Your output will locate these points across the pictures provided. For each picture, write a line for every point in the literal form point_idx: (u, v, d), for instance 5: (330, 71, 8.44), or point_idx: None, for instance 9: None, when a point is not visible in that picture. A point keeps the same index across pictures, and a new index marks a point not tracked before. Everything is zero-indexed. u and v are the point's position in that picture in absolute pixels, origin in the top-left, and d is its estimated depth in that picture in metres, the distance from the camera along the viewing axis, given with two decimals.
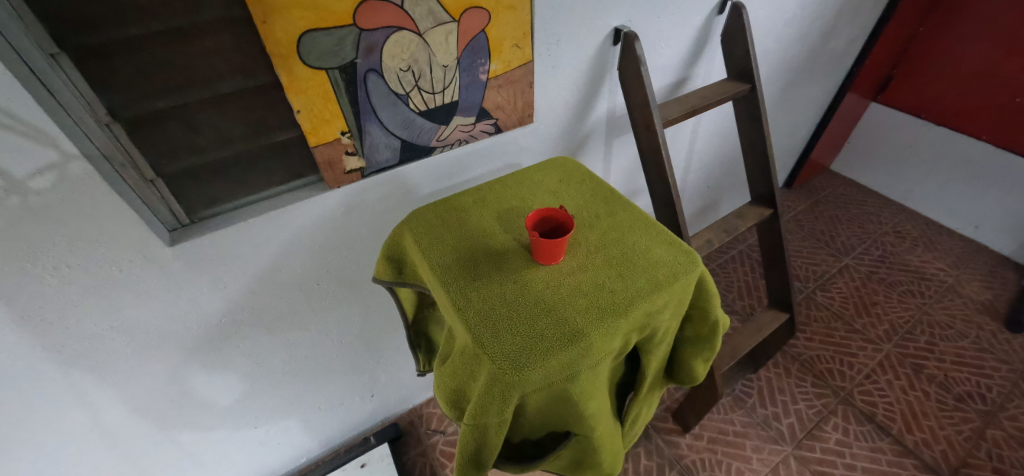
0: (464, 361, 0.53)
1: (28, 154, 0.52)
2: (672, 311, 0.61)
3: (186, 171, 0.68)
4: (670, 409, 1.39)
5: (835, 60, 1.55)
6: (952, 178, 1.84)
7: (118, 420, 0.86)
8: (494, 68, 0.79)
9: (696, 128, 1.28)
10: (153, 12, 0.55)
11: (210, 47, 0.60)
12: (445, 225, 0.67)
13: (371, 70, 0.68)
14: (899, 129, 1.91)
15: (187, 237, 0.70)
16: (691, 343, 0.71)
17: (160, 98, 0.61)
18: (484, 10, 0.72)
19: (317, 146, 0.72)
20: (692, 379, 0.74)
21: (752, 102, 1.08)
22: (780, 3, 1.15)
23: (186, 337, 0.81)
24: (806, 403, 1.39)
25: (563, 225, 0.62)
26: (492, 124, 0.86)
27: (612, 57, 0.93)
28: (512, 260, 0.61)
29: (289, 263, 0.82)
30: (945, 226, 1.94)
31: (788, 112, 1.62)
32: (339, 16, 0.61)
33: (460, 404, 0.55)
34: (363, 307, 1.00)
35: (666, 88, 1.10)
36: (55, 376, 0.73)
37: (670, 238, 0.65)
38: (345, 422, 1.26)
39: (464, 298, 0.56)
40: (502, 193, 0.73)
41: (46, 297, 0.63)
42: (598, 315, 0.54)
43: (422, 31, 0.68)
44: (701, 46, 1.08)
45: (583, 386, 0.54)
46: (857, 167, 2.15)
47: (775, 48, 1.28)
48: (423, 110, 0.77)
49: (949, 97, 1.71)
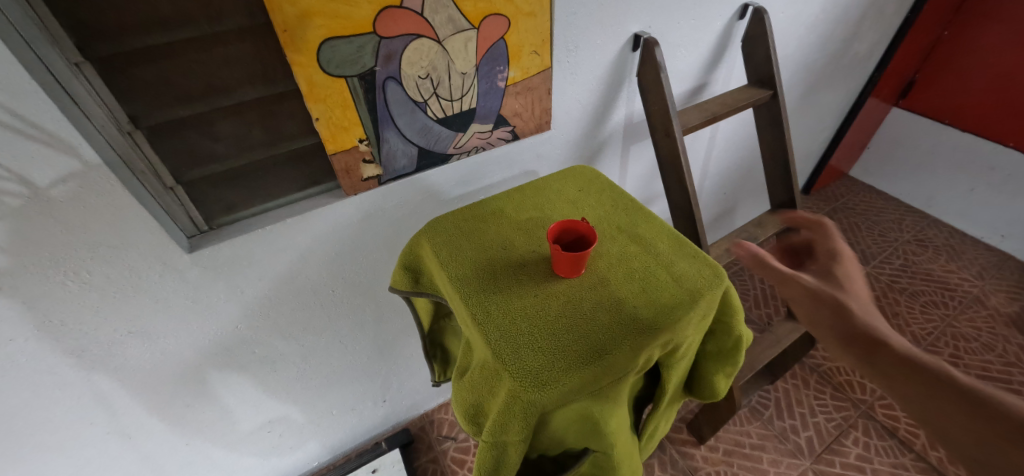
0: (484, 377, 0.52)
1: (49, 161, 0.52)
2: (695, 327, 0.60)
3: (205, 178, 0.69)
4: (685, 420, 1.37)
5: (857, 65, 1.51)
6: (977, 186, 1.79)
7: (135, 422, 0.86)
8: (513, 75, 0.78)
9: (714, 135, 1.26)
10: (175, 21, 0.55)
11: (230, 55, 0.60)
12: (463, 235, 0.66)
13: (390, 78, 0.67)
14: (921, 135, 1.86)
15: (205, 244, 0.70)
16: (713, 358, 0.69)
17: (181, 106, 0.61)
18: (504, 17, 0.71)
19: (335, 154, 0.71)
20: (713, 394, 0.72)
21: (773, 108, 1.06)
22: (803, 7, 1.13)
23: (202, 343, 0.81)
24: (825, 416, 1.36)
25: (588, 239, 0.60)
26: (509, 131, 0.85)
27: (631, 63, 0.91)
28: (532, 272, 0.60)
29: (304, 270, 0.82)
30: (969, 234, 1.89)
31: (807, 117, 1.59)
32: (359, 24, 0.60)
33: (479, 420, 0.54)
34: (377, 314, 1.00)
35: (685, 94, 1.08)
36: (72, 380, 0.73)
37: (694, 250, 0.63)
38: (356, 427, 1.26)
39: (484, 311, 0.55)
40: (521, 202, 0.72)
41: (66, 303, 0.64)
42: (621, 332, 0.53)
43: (441, 38, 0.67)
44: (722, 51, 1.06)
45: (604, 404, 0.53)
46: (878, 174, 2.10)
47: (796, 53, 1.26)
48: (441, 117, 0.76)
49: (975, 101, 1.67)
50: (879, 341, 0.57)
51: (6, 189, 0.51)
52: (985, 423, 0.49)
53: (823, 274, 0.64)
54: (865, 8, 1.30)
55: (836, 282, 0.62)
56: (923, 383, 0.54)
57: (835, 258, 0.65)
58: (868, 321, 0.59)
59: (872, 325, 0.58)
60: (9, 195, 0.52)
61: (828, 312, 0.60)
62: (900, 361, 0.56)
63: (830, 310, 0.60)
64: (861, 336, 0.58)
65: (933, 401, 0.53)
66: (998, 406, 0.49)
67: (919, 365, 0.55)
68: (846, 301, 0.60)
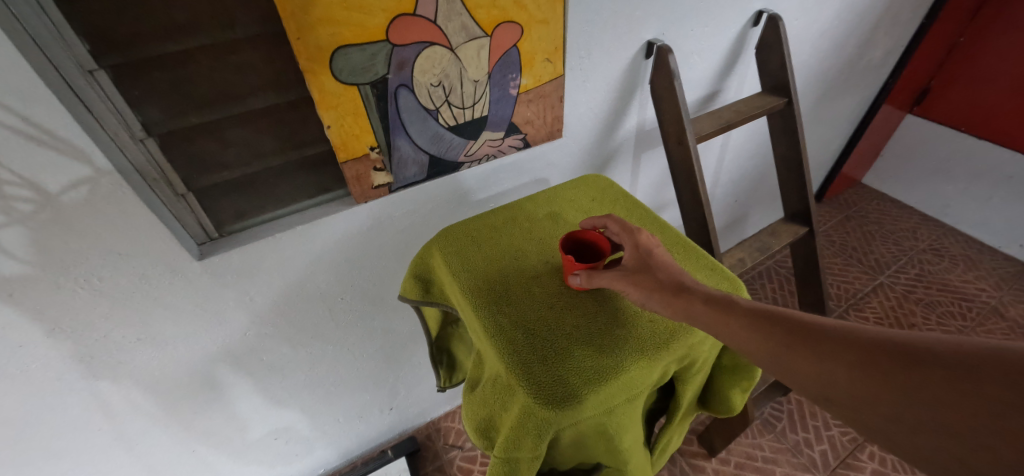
0: (496, 391, 0.51)
1: (60, 167, 0.51)
2: (712, 342, 0.58)
3: (216, 185, 0.68)
4: (695, 432, 1.34)
5: (871, 71, 1.49)
6: (995, 195, 1.75)
7: (140, 429, 0.86)
8: (525, 82, 0.77)
9: (726, 143, 1.25)
10: (190, 28, 0.55)
11: (243, 62, 0.60)
12: (475, 244, 0.65)
13: (402, 85, 0.67)
14: (937, 143, 1.83)
15: (215, 251, 0.69)
16: (728, 372, 0.68)
17: (194, 114, 0.61)
18: (517, 25, 0.70)
19: (346, 161, 0.71)
20: (728, 409, 0.70)
21: (788, 116, 1.05)
22: (817, 14, 1.12)
23: (209, 350, 0.80)
24: (840, 430, 1.32)
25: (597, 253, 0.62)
26: (520, 139, 0.85)
27: (644, 71, 0.90)
28: (545, 284, 0.59)
29: (313, 277, 0.82)
30: (986, 244, 1.86)
31: (820, 124, 1.57)
32: (372, 31, 0.60)
33: (490, 434, 0.53)
34: (385, 322, 0.99)
35: (698, 101, 1.07)
36: (80, 387, 0.73)
37: (712, 263, 0.63)
38: (362, 435, 1.25)
39: (494, 323, 0.54)
40: (533, 212, 0.71)
41: (75, 309, 0.63)
42: (637, 346, 0.51)
43: (454, 46, 0.67)
44: (735, 59, 1.04)
45: (619, 420, 0.51)
46: (892, 181, 2.07)
47: (809, 60, 1.24)
48: (452, 124, 0.75)
49: (992, 108, 1.64)
50: (718, 305, 0.49)
51: (18, 196, 0.51)
52: (845, 363, 0.41)
53: (639, 266, 0.55)
54: (881, 15, 1.28)
55: (653, 276, 0.53)
56: (748, 328, 0.47)
57: (645, 245, 0.57)
58: (706, 292, 0.51)
59: (691, 286, 0.52)
60: (21, 201, 0.51)
61: (660, 295, 0.52)
62: (751, 322, 0.47)
63: (662, 292, 0.52)
64: (706, 306, 0.49)
65: (796, 359, 0.44)
66: (836, 333, 0.43)
67: (775, 319, 0.47)
68: (673, 279, 0.52)
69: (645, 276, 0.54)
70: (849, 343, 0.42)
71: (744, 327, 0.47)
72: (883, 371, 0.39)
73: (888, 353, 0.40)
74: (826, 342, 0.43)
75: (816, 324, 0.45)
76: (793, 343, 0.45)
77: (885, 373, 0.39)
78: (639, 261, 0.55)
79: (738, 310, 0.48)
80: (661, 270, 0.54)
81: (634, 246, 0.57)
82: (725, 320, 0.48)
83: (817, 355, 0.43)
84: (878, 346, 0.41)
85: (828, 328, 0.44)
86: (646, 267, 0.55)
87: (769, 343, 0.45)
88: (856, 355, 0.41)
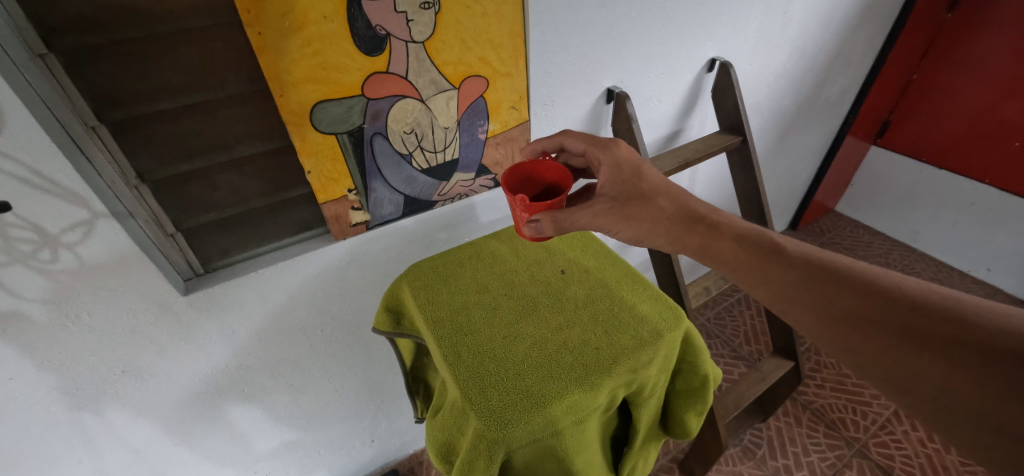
0: (453, 417, 0.55)
1: (61, 211, 0.57)
2: (658, 367, 0.62)
3: (204, 226, 0.74)
4: (675, 460, 1.35)
5: (829, 107, 1.59)
6: (959, 220, 1.84)
7: (120, 463, 0.87)
8: (493, 128, 0.84)
9: (693, 177, 1.32)
10: (184, 89, 0.62)
11: (231, 116, 0.66)
12: (441, 280, 0.70)
13: (377, 133, 0.73)
14: (900, 172, 1.93)
15: (200, 286, 0.74)
16: (681, 397, 0.72)
17: (184, 162, 0.66)
18: (483, 78, 0.78)
19: (325, 203, 0.76)
20: (685, 432, 0.74)
21: (744, 152, 1.13)
22: (768, 59, 1.22)
23: (193, 382, 0.83)
24: (819, 456, 1.34)
25: (552, 183, 0.72)
26: (491, 179, 0.92)
27: (605, 114, 0.98)
28: (503, 314, 0.65)
29: (294, 310, 0.86)
30: (956, 268, 1.93)
31: (785, 157, 1.66)
32: (349, 88, 0.67)
33: (450, 458, 0.55)
34: (366, 353, 1.02)
35: (660, 141, 1.15)
36: (63, 420, 0.75)
37: (656, 294, 0.67)
38: (343, 468, 1.25)
39: (455, 354, 0.59)
40: (497, 248, 0.76)
41: (65, 343, 0.67)
42: (582, 372, 0.56)
43: (425, 98, 0.74)
44: (694, 101, 1.13)
45: (570, 442, 0.55)
46: (862, 209, 2.16)
47: (767, 99, 1.34)
48: (425, 167, 0.82)
49: (948, 139, 1.73)
50: (763, 250, 0.62)
51: (21, 237, 0.56)
52: (874, 304, 0.52)
53: (618, 182, 0.69)
54: (831, 58, 1.39)
55: (652, 197, 0.67)
56: (791, 268, 0.59)
57: (630, 159, 0.69)
58: (746, 235, 0.64)
59: (731, 232, 0.64)
60: (23, 241, 0.56)
61: (680, 221, 0.66)
62: (792, 265, 0.59)
63: (682, 222, 0.66)
64: (736, 247, 0.63)
65: (828, 291, 0.55)
66: (862, 282, 0.55)
67: (812, 266, 0.58)
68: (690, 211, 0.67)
69: (637, 203, 0.67)
70: (876, 295, 0.53)
71: (788, 268, 0.59)
72: (901, 324, 0.50)
73: (905, 304, 0.51)
74: (854, 284, 0.55)
75: (848, 272, 0.56)
76: (823, 280, 0.56)
77: (895, 323, 0.50)
78: (619, 185, 0.68)
79: (779, 254, 0.61)
80: (664, 197, 0.68)
81: (615, 163, 0.70)
82: (765, 259, 0.61)
83: (845, 290, 0.55)
84: (900, 298, 0.52)
85: (857, 277, 0.55)
86: (631, 190, 0.68)
87: (803, 278, 0.58)
88: (882, 304, 0.52)
